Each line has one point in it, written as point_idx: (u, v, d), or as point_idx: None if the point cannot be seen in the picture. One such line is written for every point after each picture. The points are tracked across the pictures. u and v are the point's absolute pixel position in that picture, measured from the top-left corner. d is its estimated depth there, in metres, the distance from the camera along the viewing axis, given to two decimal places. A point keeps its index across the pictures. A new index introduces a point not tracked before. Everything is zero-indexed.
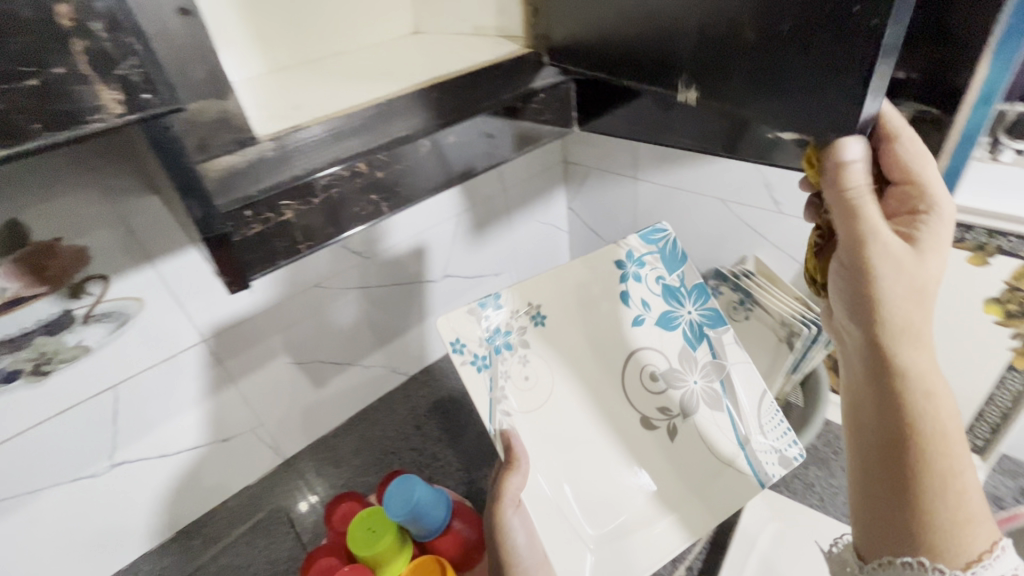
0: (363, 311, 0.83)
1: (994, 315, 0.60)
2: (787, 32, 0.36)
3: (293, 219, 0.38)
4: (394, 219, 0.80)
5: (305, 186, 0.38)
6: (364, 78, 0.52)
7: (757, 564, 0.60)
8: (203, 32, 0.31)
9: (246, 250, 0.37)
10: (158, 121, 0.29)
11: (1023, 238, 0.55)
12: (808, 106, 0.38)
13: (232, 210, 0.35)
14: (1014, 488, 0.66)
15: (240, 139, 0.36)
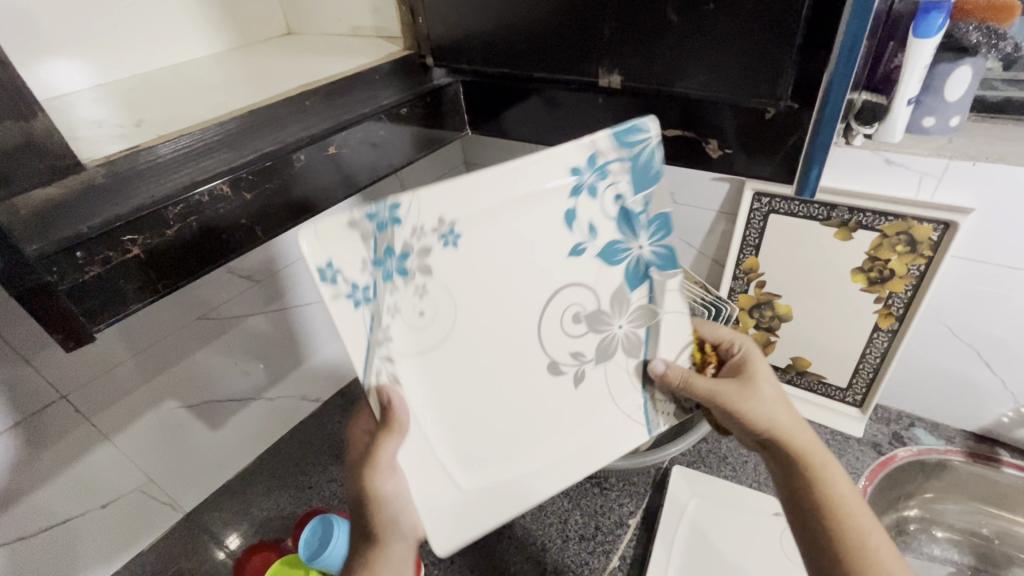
0: (259, 340, 0.76)
1: (860, 283, 0.67)
2: (711, 12, 0.36)
3: (143, 256, 0.33)
4: (290, 235, 0.74)
5: (153, 217, 0.33)
6: (224, 88, 0.46)
7: (684, 542, 0.63)
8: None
9: (83, 296, 0.31)
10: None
11: (877, 213, 0.63)
12: (727, 83, 0.38)
13: (57, 252, 0.29)
14: (888, 433, 0.74)
15: (59, 167, 0.29)
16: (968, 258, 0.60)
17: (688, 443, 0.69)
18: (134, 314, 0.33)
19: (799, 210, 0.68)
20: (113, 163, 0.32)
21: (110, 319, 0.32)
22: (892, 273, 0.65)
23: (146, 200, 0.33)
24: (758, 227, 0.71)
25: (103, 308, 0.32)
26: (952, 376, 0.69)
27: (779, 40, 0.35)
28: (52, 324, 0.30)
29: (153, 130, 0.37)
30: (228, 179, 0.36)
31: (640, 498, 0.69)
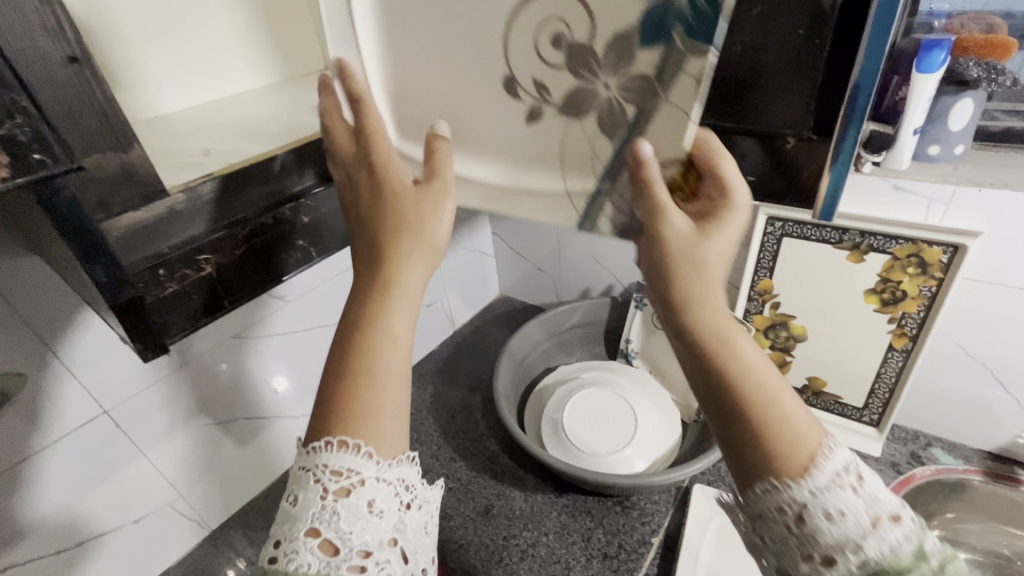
0: (288, 359, 0.78)
1: (873, 304, 0.69)
2: (738, 53, 0.36)
3: (213, 274, 0.37)
4: (324, 261, 0.77)
5: (225, 238, 0.37)
6: (279, 120, 0.49)
7: (708, 561, 0.63)
8: (101, 83, 0.29)
9: (161, 311, 0.35)
10: (52, 181, 0.27)
11: (887, 236, 0.65)
12: (755, 112, 0.38)
13: (143, 272, 0.33)
14: (906, 452, 0.75)
15: (147, 193, 0.32)
16: (978, 280, 0.62)
17: (706, 461, 0.66)
18: (202, 328, 0.38)
19: (812, 234, 0.70)
20: (191, 189, 0.34)
21: (180, 332, 0.36)
22: (906, 294, 0.67)
23: (219, 224, 0.37)
24: (772, 250, 0.74)
25: (178, 322, 0.36)
26: (966, 398, 0.71)
27: (807, 78, 0.35)
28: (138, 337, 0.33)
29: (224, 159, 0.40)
30: (285, 206, 0.41)
31: (662, 516, 0.70)
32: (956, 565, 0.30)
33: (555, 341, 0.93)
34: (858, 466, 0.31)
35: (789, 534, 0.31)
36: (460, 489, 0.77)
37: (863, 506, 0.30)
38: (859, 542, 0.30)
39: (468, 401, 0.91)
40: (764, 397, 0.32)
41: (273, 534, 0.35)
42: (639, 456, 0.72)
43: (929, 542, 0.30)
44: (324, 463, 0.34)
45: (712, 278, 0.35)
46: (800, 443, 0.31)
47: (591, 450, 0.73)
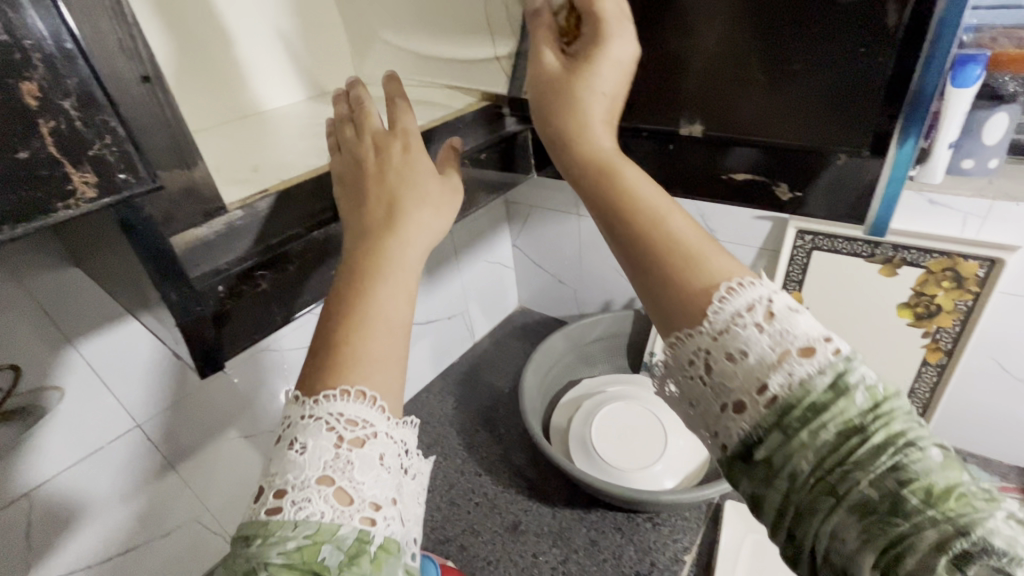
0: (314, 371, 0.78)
1: (906, 318, 0.68)
2: (794, 68, 0.36)
3: (269, 288, 0.37)
4: None
5: (280, 255, 0.37)
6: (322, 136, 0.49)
7: None
8: (169, 102, 0.29)
9: (219, 328, 0.34)
10: (132, 200, 0.28)
11: (921, 250, 0.65)
12: (814, 129, 0.38)
13: (204, 289, 0.33)
14: None
15: (209, 210, 0.32)
16: (1015, 294, 0.62)
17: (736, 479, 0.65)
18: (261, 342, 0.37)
19: (842, 247, 0.70)
20: (248, 205, 0.35)
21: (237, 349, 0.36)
22: (940, 308, 0.66)
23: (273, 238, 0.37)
24: (801, 263, 0.73)
25: (235, 338, 0.36)
26: (1002, 413, 0.70)
27: (867, 97, 0.35)
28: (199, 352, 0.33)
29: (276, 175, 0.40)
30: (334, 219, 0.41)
31: (694, 533, 0.69)
32: (904, 418, 0.28)
33: (578, 354, 0.92)
34: (770, 297, 0.31)
35: (705, 386, 0.32)
36: (487, 504, 0.76)
37: (768, 344, 0.30)
38: (763, 378, 0.29)
39: (490, 414, 0.91)
40: (655, 236, 0.34)
41: (272, 483, 0.31)
42: (671, 472, 0.71)
43: (854, 378, 0.28)
44: (338, 412, 0.32)
45: (594, 129, 0.38)
46: (701, 273, 0.32)
47: (620, 466, 0.72)
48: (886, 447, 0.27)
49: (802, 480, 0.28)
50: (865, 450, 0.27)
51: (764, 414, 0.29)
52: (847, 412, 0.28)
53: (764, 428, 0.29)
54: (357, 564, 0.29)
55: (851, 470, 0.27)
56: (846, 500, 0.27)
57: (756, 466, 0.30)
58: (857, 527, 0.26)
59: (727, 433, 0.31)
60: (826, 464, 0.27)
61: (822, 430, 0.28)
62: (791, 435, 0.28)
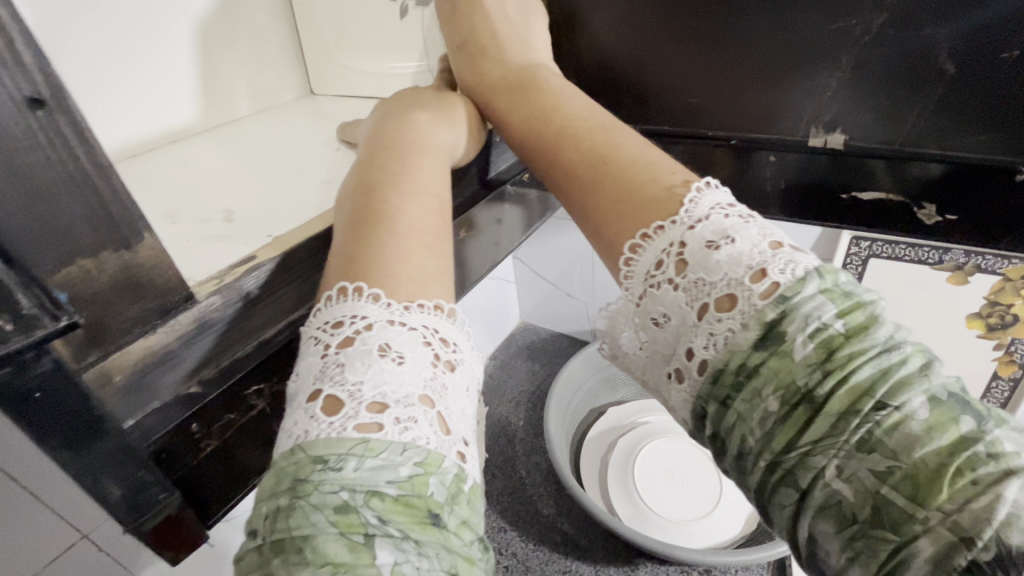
0: None
1: (977, 329, 0.62)
2: (997, 64, 0.34)
3: (269, 410, 0.28)
4: None
5: (280, 357, 0.29)
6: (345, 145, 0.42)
7: None
8: (73, 151, 0.19)
9: (199, 474, 0.26)
10: (18, 357, 0.18)
11: (998, 256, 0.57)
12: (998, 137, 0.36)
13: (170, 435, 0.25)
14: None
15: (167, 306, 0.23)
16: None
17: None
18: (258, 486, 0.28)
19: (904, 254, 0.61)
20: (226, 286, 0.26)
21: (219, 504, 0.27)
22: (1016, 317, 0.60)
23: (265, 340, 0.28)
24: (855, 273, 0.64)
25: (223, 481, 0.27)
26: None
27: None
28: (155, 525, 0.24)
29: (258, 232, 0.30)
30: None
31: None
32: (867, 367, 0.22)
33: (603, 376, 0.80)
34: (684, 241, 0.29)
35: (648, 352, 0.31)
36: (518, 568, 0.66)
37: (684, 302, 0.28)
38: (689, 342, 0.27)
39: (507, 453, 0.80)
40: (580, 178, 0.35)
41: (355, 393, 0.24)
42: (727, 521, 0.63)
43: (796, 325, 0.24)
44: (434, 328, 0.27)
45: (520, 91, 0.41)
46: (640, 212, 0.31)
47: (668, 515, 0.64)
48: (846, 419, 0.22)
49: (752, 462, 0.24)
50: (820, 421, 0.22)
51: (701, 383, 0.26)
52: (787, 374, 0.23)
53: (705, 401, 0.26)
54: (459, 503, 0.23)
55: (808, 453, 0.22)
56: (811, 497, 0.22)
57: (710, 445, 0.27)
58: (839, 539, 0.22)
59: (681, 410, 0.29)
60: (776, 445, 0.23)
61: (765, 405, 0.24)
62: (728, 408, 0.25)
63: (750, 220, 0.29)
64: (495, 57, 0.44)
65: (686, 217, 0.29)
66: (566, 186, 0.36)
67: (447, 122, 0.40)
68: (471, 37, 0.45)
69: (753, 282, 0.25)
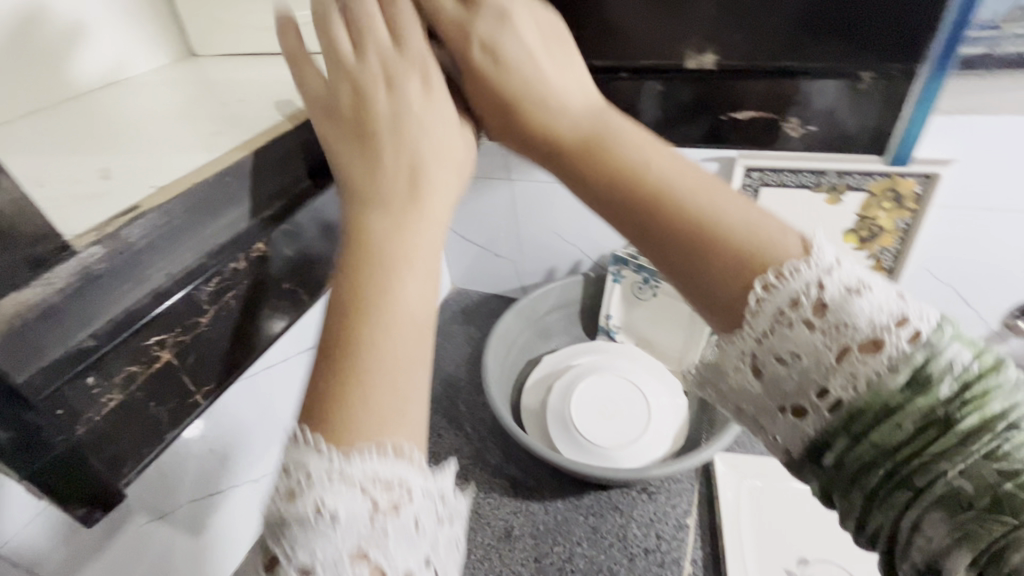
0: (240, 416, 0.63)
1: (852, 243, 0.70)
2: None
3: (177, 360, 0.31)
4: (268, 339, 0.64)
5: (184, 313, 0.30)
6: (239, 103, 0.40)
7: (750, 531, 0.61)
8: None
9: (103, 425, 0.27)
10: None
11: (863, 174, 0.64)
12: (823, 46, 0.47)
13: (62, 389, 0.25)
14: None
15: (40, 256, 0.23)
16: (950, 206, 0.64)
17: (726, 436, 0.64)
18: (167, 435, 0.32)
19: (790, 181, 0.67)
20: (108, 237, 0.26)
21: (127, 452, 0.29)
22: (882, 229, 0.68)
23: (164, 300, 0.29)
24: None
25: (149, 426, 0.30)
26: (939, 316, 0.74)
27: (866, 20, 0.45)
28: (55, 477, 0.25)
29: (142, 185, 0.29)
30: (242, 251, 0.33)
31: (689, 493, 0.67)
32: (1000, 399, 0.26)
33: (536, 328, 0.84)
34: (821, 282, 0.29)
35: (758, 386, 0.32)
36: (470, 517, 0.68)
37: (822, 343, 0.29)
38: (824, 380, 0.29)
39: (450, 414, 0.81)
40: (679, 234, 0.32)
41: (291, 556, 0.25)
42: (658, 440, 0.68)
43: (940, 367, 0.27)
44: (374, 472, 0.26)
45: (580, 123, 0.37)
46: (756, 262, 0.30)
47: (605, 441, 0.68)
48: (978, 435, 0.26)
49: (874, 474, 0.28)
50: (949, 437, 0.26)
51: (833, 417, 0.29)
52: (929, 405, 0.27)
53: (830, 432, 0.29)
54: None
55: (933, 461, 0.26)
56: (928, 493, 0.26)
57: (825, 471, 0.30)
58: (947, 522, 0.26)
59: (791, 439, 0.31)
60: (903, 455, 0.27)
61: (903, 429, 0.27)
62: (863, 438, 0.28)
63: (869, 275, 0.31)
64: (522, 71, 0.39)
65: (818, 263, 0.30)
66: (647, 227, 0.33)
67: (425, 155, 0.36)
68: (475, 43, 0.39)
69: (898, 326, 0.28)
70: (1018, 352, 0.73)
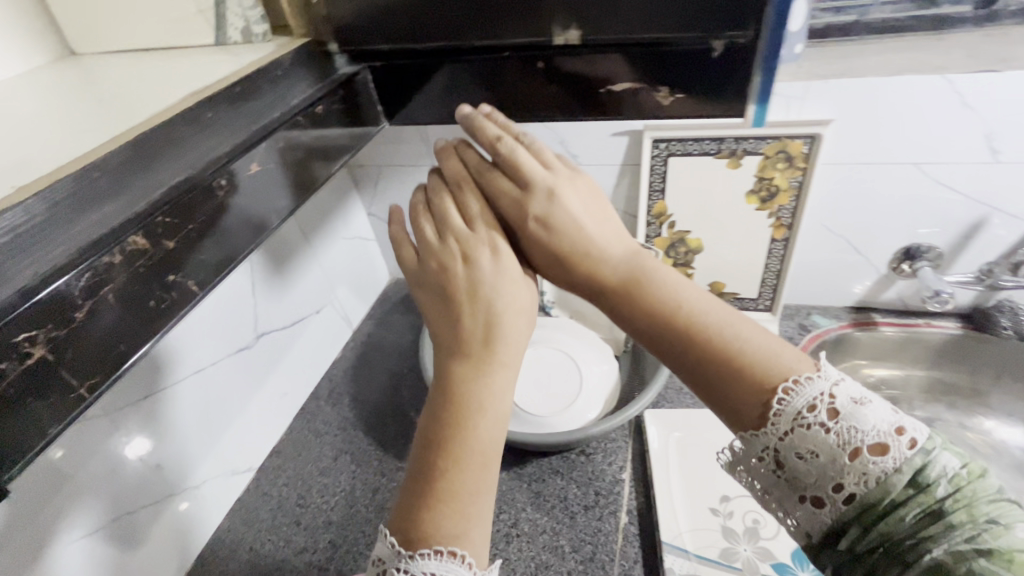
0: (169, 419, 0.62)
1: (754, 204, 0.75)
2: None
3: (52, 356, 0.29)
4: (184, 324, 0.62)
5: (55, 309, 0.29)
6: (116, 99, 0.40)
7: (677, 477, 0.66)
8: None
9: None
10: None
11: (757, 139, 0.70)
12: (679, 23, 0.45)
13: None
14: (796, 326, 0.84)
15: None
16: (833, 161, 0.70)
17: (650, 393, 0.67)
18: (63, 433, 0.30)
19: (693, 149, 0.73)
20: None
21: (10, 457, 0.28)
22: (779, 188, 0.73)
23: (32, 295, 0.28)
24: (660, 171, 0.75)
25: (26, 432, 0.28)
26: (837, 265, 0.80)
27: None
28: None
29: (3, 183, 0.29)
30: (116, 244, 0.32)
31: (624, 450, 0.71)
32: (986, 505, 0.31)
33: None
34: (832, 392, 0.34)
35: (780, 478, 0.36)
36: None
37: (836, 444, 0.33)
38: (838, 478, 0.33)
39: (395, 402, 0.83)
40: (705, 359, 0.37)
41: None
42: (590, 402, 0.72)
43: (935, 474, 0.32)
44: (430, 570, 0.34)
45: (609, 250, 0.43)
46: (763, 377, 0.35)
47: (540, 410, 0.71)
48: (964, 525, 0.30)
49: (874, 552, 0.33)
50: (939, 525, 0.31)
51: (845, 510, 0.33)
52: (922, 501, 0.32)
53: (844, 522, 0.34)
54: None
55: (924, 540, 0.31)
56: (916, 566, 0.31)
57: (839, 555, 0.34)
58: None
59: (810, 525, 0.36)
60: (897, 534, 0.32)
61: (901, 517, 0.32)
62: (870, 529, 0.33)
63: (878, 399, 0.35)
64: (554, 199, 0.44)
65: (827, 376, 0.35)
66: (680, 354, 0.38)
67: (490, 288, 0.43)
68: (509, 180, 0.45)
69: (899, 436, 0.33)
70: (903, 295, 0.81)
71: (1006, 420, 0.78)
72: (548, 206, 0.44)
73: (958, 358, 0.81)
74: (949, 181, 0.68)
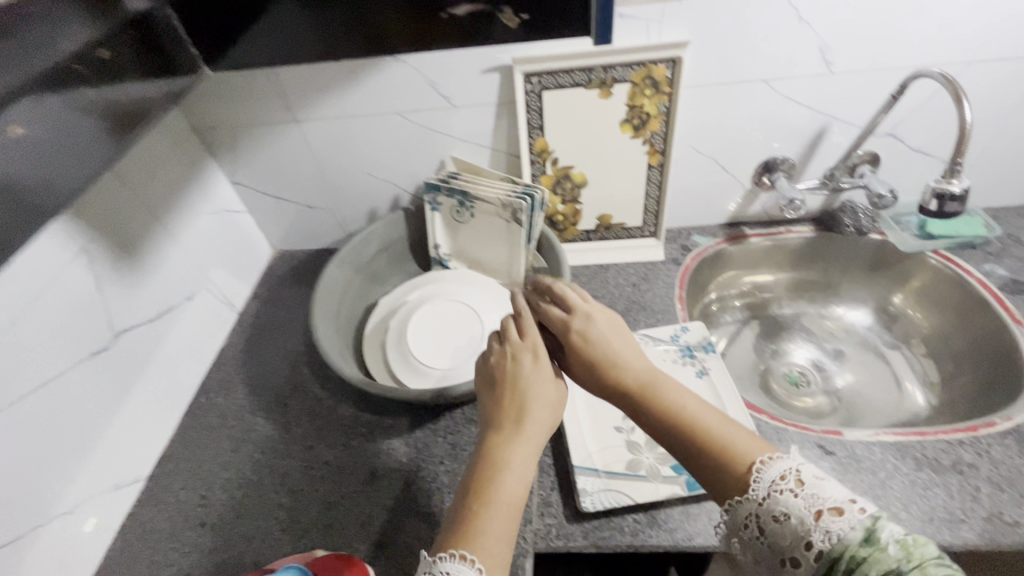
0: (16, 441, 0.54)
1: (629, 132, 0.77)
2: None
3: None
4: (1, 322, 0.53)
5: None
6: None
7: (584, 405, 0.70)
8: None
9: None
10: None
11: (625, 66, 0.71)
12: None
13: None
14: (679, 247, 0.89)
15: None
16: (694, 85, 0.73)
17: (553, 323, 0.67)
18: None
19: (565, 81, 0.72)
20: None
21: None
22: (649, 115, 0.75)
23: None
24: (536, 107, 0.74)
25: None
26: (709, 186, 0.85)
27: None
28: None
29: None
30: None
31: None
32: (930, 566, 0.38)
33: (365, 274, 0.83)
34: (798, 468, 0.43)
35: (765, 544, 0.44)
36: (333, 472, 0.68)
37: (803, 507, 0.42)
38: (807, 537, 0.41)
39: (296, 381, 0.79)
40: (699, 446, 0.46)
41: None
42: None
43: (882, 537, 0.39)
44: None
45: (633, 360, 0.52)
46: (739, 461, 0.45)
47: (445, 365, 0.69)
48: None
49: None
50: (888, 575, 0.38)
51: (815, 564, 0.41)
52: (875, 557, 0.39)
53: None
54: None
55: None
56: None
57: None
58: None
59: None
60: None
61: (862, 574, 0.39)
62: None
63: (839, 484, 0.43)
64: (593, 323, 0.53)
65: (793, 457, 0.44)
66: (685, 446, 0.47)
67: (529, 379, 0.50)
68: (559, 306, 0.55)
69: (852, 506, 0.41)
70: (767, 207, 0.88)
71: (853, 306, 0.91)
72: (588, 325, 0.53)
73: (812, 259, 0.91)
74: (793, 96, 0.73)
